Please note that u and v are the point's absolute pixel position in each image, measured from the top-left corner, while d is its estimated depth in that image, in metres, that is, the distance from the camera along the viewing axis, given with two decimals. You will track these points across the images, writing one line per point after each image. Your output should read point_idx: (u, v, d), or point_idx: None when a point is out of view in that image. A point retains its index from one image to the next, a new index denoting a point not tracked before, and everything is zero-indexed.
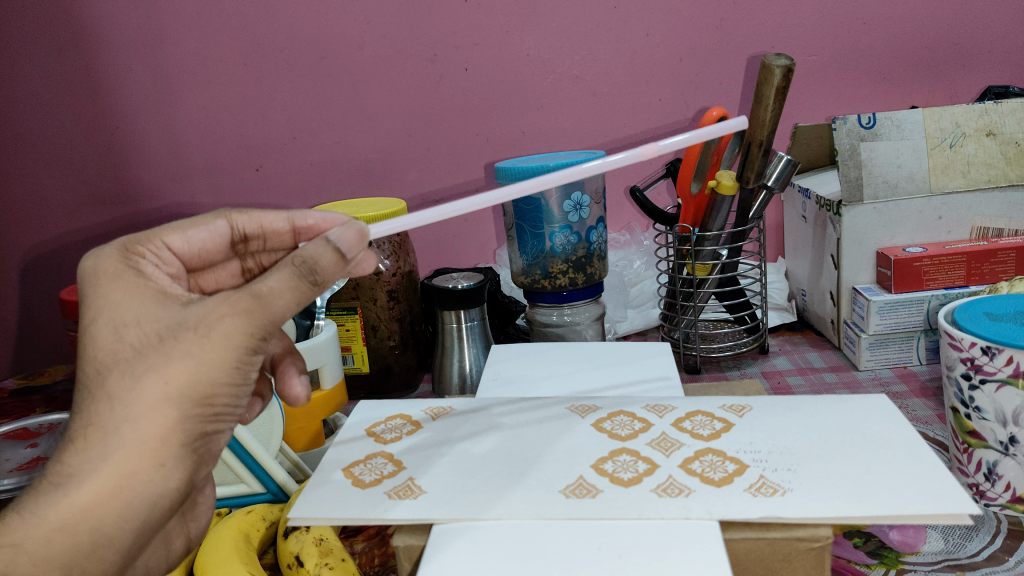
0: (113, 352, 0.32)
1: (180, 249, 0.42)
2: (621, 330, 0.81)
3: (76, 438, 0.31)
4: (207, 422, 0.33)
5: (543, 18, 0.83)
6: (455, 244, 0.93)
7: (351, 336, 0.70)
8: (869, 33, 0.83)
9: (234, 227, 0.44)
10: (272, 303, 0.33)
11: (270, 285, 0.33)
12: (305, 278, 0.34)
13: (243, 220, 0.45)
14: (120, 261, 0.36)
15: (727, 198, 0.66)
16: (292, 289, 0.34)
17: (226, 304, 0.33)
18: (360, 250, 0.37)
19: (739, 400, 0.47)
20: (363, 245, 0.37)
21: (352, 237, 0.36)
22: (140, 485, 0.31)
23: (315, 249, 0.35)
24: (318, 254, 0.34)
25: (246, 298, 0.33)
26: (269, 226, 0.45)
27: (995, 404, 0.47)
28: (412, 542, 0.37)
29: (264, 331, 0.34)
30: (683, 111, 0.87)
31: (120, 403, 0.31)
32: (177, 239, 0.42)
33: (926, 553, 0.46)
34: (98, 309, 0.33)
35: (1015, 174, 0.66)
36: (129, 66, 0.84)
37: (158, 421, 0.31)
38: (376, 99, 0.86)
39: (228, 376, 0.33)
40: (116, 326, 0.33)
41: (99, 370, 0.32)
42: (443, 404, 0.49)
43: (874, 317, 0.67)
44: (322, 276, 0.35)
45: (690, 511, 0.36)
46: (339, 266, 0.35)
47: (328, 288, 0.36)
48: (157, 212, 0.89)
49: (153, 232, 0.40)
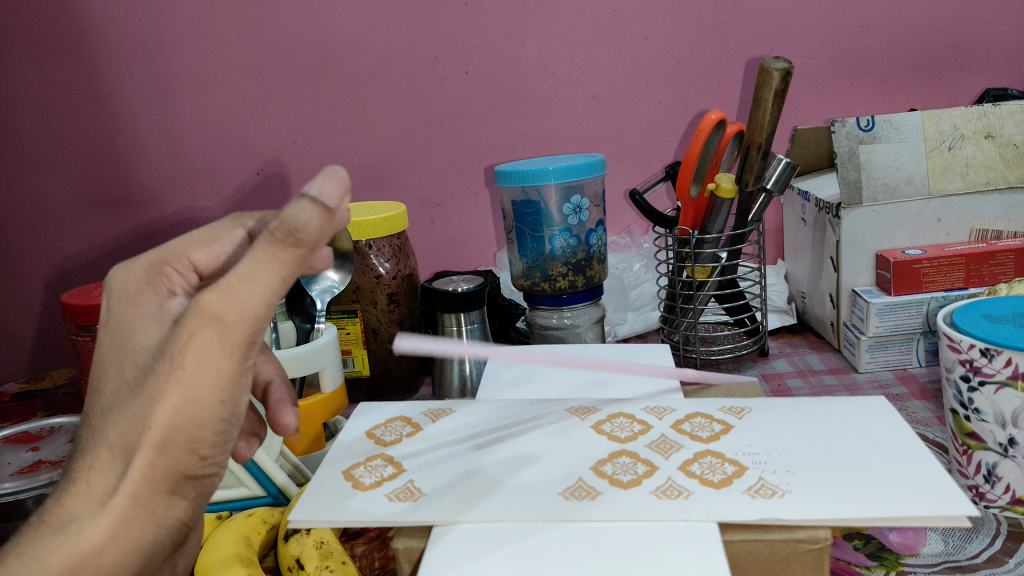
0: (120, 388, 0.32)
1: (206, 265, 0.40)
2: (621, 332, 0.81)
3: (81, 478, 0.31)
4: (203, 447, 0.31)
5: (543, 22, 0.83)
6: (455, 248, 0.93)
7: (352, 339, 0.70)
8: (868, 36, 0.83)
9: (251, 231, 0.42)
10: (243, 297, 0.29)
11: (239, 273, 0.29)
12: (278, 248, 0.29)
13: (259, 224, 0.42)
14: (130, 288, 0.36)
15: (727, 201, 0.66)
16: (268, 271, 0.29)
17: (197, 317, 0.29)
18: (342, 205, 0.29)
19: (738, 402, 0.47)
20: (344, 198, 0.29)
21: (327, 183, 0.28)
22: (144, 520, 0.31)
23: (284, 208, 0.28)
24: (288, 214, 0.28)
25: (217, 300, 0.29)
26: None
27: (994, 406, 0.47)
28: (412, 544, 0.37)
29: (246, 338, 0.30)
30: (683, 114, 0.87)
31: (117, 442, 0.31)
32: (203, 254, 0.40)
33: (925, 555, 0.46)
34: (108, 341, 0.33)
35: (1014, 176, 0.66)
36: (131, 70, 0.84)
37: (151, 455, 0.30)
38: (377, 102, 0.86)
39: (220, 396, 0.31)
40: (123, 360, 0.33)
41: (104, 409, 0.32)
42: (444, 407, 0.50)
43: (874, 319, 0.67)
44: (299, 239, 0.28)
45: (689, 513, 0.36)
46: (318, 223, 0.28)
47: (310, 252, 0.29)
48: (159, 216, 0.90)
49: (174, 249, 0.39)
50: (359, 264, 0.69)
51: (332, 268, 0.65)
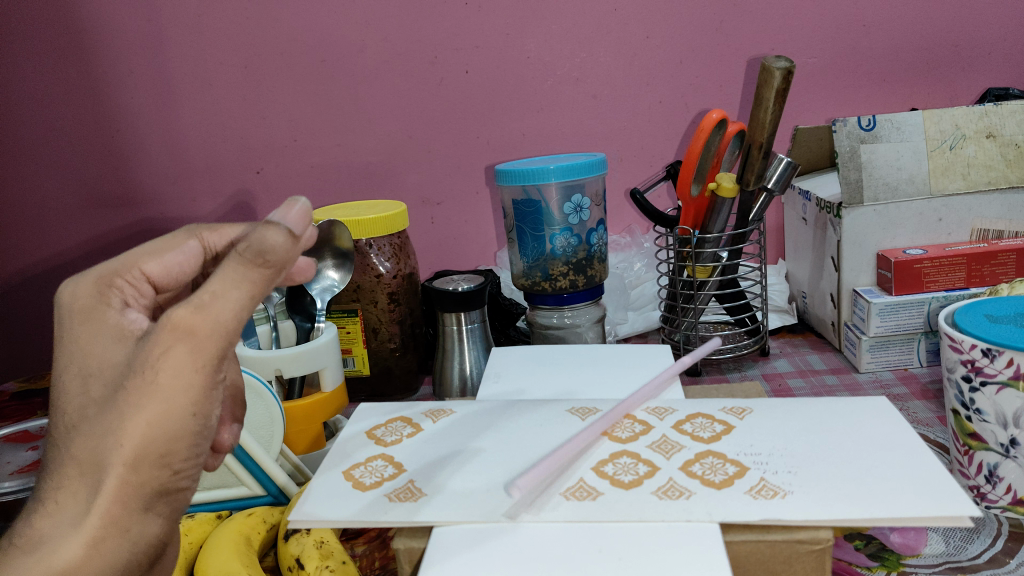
0: (80, 405, 0.31)
1: (159, 278, 0.39)
2: (621, 332, 0.81)
3: (48, 497, 0.31)
4: (176, 461, 0.32)
5: (544, 21, 0.83)
6: (455, 248, 0.93)
7: (352, 339, 0.70)
8: (869, 35, 0.83)
9: (206, 245, 0.41)
10: (218, 309, 0.31)
11: (213, 287, 0.31)
12: (255, 262, 0.31)
13: (215, 238, 0.42)
14: (83, 300, 0.34)
15: (727, 200, 0.66)
16: (239, 284, 0.31)
17: (168, 333, 0.30)
18: (308, 227, 0.33)
19: (739, 402, 0.47)
20: (310, 222, 0.33)
21: (295, 213, 0.32)
22: (118, 539, 0.31)
23: (259, 229, 0.31)
24: (265, 236, 0.31)
25: (188, 315, 0.31)
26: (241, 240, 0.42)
27: (996, 406, 0.47)
28: (413, 544, 0.37)
29: (217, 349, 0.31)
30: (683, 113, 0.87)
31: (86, 460, 0.30)
32: (155, 264, 0.38)
33: (927, 555, 0.46)
34: (65, 360, 0.32)
35: (1015, 176, 0.66)
36: (130, 69, 0.84)
37: (123, 473, 0.30)
38: (377, 101, 0.86)
39: (193, 410, 0.31)
40: (82, 376, 0.32)
41: (68, 428, 0.31)
42: (444, 406, 0.49)
43: (875, 319, 0.67)
44: (273, 257, 0.31)
45: (690, 513, 0.36)
46: (291, 247, 0.32)
47: (281, 271, 0.32)
48: (158, 215, 0.89)
49: (127, 261, 0.37)
50: (359, 263, 0.69)
51: (332, 266, 0.65)
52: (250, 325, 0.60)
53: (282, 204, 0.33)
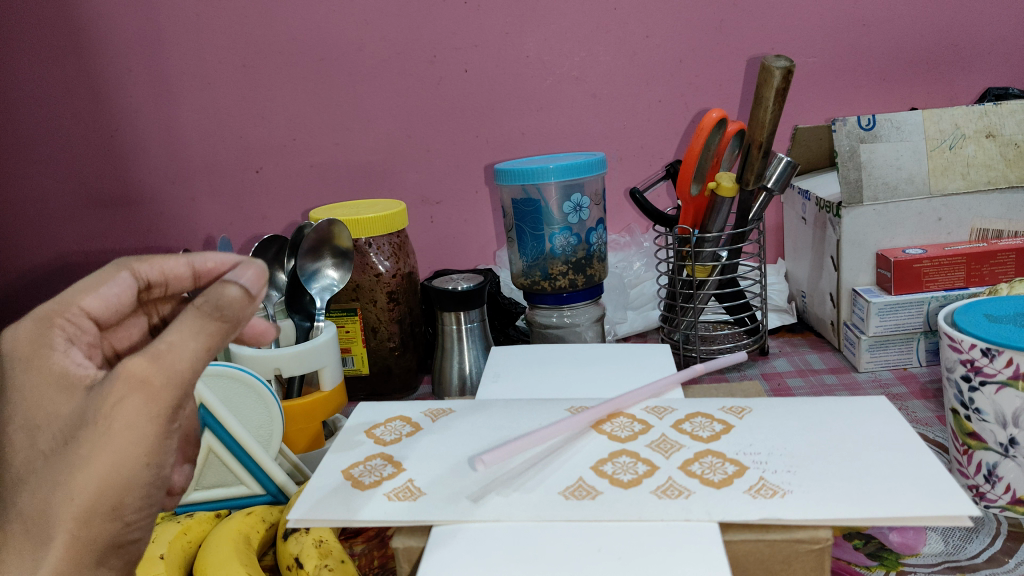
0: (29, 457, 0.32)
1: (98, 313, 0.39)
2: (621, 331, 0.81)
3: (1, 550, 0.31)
4: (127, 514, 0.32)
5: (543, 21, 0.83)
6: (454, 247, 0.93)
7: (352, 338, 0.70)
8: (869, 35, 0.83)
9: (138, 276, 0.41)
10: (173, 363, 0.32)
11: (170, 340, 0.32)
12: (211, 317, 0.32)
13: (146, 268, 0.41)
14: (24, 347, 0.34)
15: (727, 199, 0.66)
16: (196, 336, 0.32)
17: (122, 385, 0.31)
18: (265, 286, 0.34)
19: (739, 401, 0.47)
20: (266, 281, 0.34)
21: (252, 274, 0.33)
22: None
23: (215, 286, 0.32)
24: (222, 293, 0.32)
25: (143, 364, 0.31)
26: (173, 271, 0.41)
27: (995, 406, 0.47)
28: (411, 543, 0.37)
29: (171, 402, 0.32)
30: (683, 113, 0.87)
31: (37, 511, 0.31)
32: (93, 300, 0.38)
33: (925, 555, 0.46)
34: (11, 410, 0.33)
35: (1014, 176, 0.66)
36: (129, 68, 0.84)
37: (73, 528, 0.31)
38: (377, 100, 0.86)
39: (146, 460, 0.32)
40: (29, 427, 0.32)
41: (18, 480, 0.32)
42: (443, 405, 0.49)
43: (874, 318, 0.67)
44: (230, 314, 0.32)
45: (689, 513, 0.36)
46: (247, 305, 0.33)
47: (239, 327, 0.33)
48: (157, 214, 0.89)
49: (64, 300, 0.38)
50: (358, 263, 0.68)
51: (331, 265, 0.65)
52: None
53: (241, 264, 0.34)
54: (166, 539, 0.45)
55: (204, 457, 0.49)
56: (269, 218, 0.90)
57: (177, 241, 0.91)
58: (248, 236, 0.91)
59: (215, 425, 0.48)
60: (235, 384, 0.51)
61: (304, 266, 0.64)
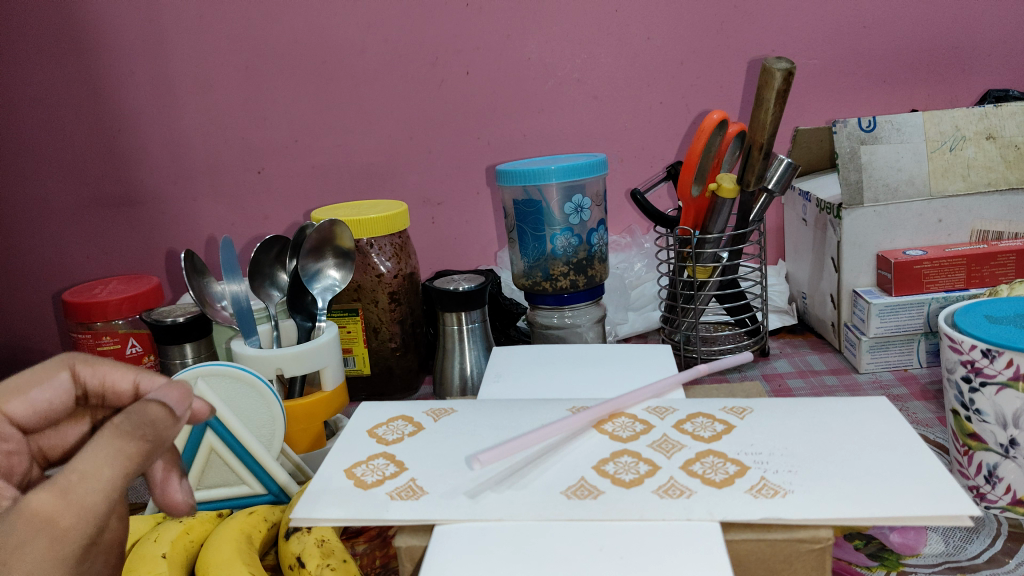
0: None
1: (21, 413, 0.40)
2: (622, 332, 0.81)
3: None
4: None
5: (545, 23, 0.84)
6: (456, 248, 0.93)
7: (353, 338, 0.70)
8: (870, 37, 0.83)
9: (77, 378, 0.41)
10: (84, 493, 0.29)
11: (81, 468, 0.29)
12: (133, 436, 0.31)
13: (88, 371, 0.42)
14: None
15: (727, 201, 0.67)
16: (112, 460, 0.30)
17: (26, 520, 0.28)
18: (188, 406, 0.35)
19: (740, 402, 0.47)
20: (191, 401, 0.35)
21: (176, 393, 0.34)
22: None
23: (139, 404, 0.32)
24: (145, 412, 0.32)
25: (51, 500, 0.28)
26: (113, 383, 0.42)
27: (995, 407, 0.47)
28: (414, 542, 0.37)
29: (84, 536, 0.29)
30: (684, 114, 0.87)
31: None
32: (18, 404, 0.40)
33: (926, 555, 0.46)
34: None
35: (1014, 178, 0.66)
36: (131, 69, 0.84)
37: None
38: (378, 102, 0.86)
39: None
40: None
41: None
42: (445, 405, 0.49)
43: (874, 320, 0.67)
44: (155, 431, 0.32)
45: (691, 512, 0.36)
46: (171, 423, 0.33)
47: (162, 450, 0.32)
48: (158, 215, 0.89)
49: None
50: (359, 263, 0.69)
51: (332, 266, 0.65)
52: (252, 324, 0.60)
53: (166, 384, 0.35)
54: (169, 538, 0.45)
55: (206, 456, 0.49)
56: (270, 219, 0.90)
57: (179, 241, 0.91)
58: (249, 237, 0.91)
59: (215, 423, 0.48)
60: (238, 383, 0.51)
61: (305, 267, 0.64)
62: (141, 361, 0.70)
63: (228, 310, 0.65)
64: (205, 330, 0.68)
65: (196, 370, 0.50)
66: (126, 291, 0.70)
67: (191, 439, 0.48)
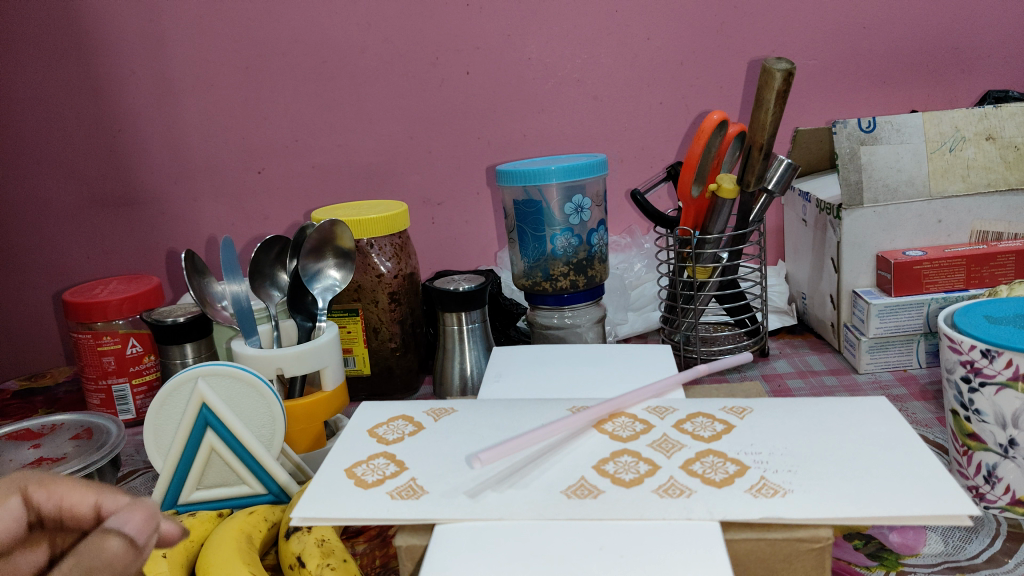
0: None
1: None
2: (621, 332, 0.81)
3: None
4: None
5: (545, 23, 0.84)
6: (455, 248, 0.93)
7: (353, 338, 0.70)
8: (869, 38, 0.84)
9: (31, 505, 0.33)
10: None
11: None
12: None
13: (43, 496, 0.33)
14: None
15: (727, 202, 0.67)
16: None
17: None
18: (155, 533, 0.30)
19: (740, 401, 0.47)
20: (158, 526, 0.31)
21: (140, 517, 0.30)
22: None
23: (96, 540, 0.29)
24: (102, 548, 0.28)
25: None
26: (72, 508, 0.33)
27: (994, 407, 0.47)
28: (414, 542, 0.37)
29: None
30: (684, 115, 0.87)
31: None
32: None
33: (925, 555, 0.47)
34: None
35: (1014, 178, 0.66)
36: (132, 69, 0.84)
37: None
38: (379, 102, 0.86)
39: None
40: None
41: None
42: (446, 405, 0.49)
43: (874, 320, 0.67)
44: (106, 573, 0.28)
45: (691, 512, 0.36)
46: (133, 556, 0.29)
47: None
48: (158, 215, 0.89)
49: None
50: (359, 263, 0.69)
51: (332, 265, 0.65)
52: (252, 323, 0.60)
53: (128, 506, 0.31)
54: None
55: (205, 455, 0.49)
56: (270, 219, 0.90)
57: (179, 241, 0.91)
58: (249, 237, 0.91)
59: (216, 423, 0.49)
60: (238, 383, 0.51)
61: (305, 267, 0.64)
62: (141, 361, 0.70)
63: (229, 309, 0.65)
64: (205, 330, 0.68)
65: (196, 369, 0.50)
66: (126, 291, 0.70)
67: (192, 439, 0.49)
